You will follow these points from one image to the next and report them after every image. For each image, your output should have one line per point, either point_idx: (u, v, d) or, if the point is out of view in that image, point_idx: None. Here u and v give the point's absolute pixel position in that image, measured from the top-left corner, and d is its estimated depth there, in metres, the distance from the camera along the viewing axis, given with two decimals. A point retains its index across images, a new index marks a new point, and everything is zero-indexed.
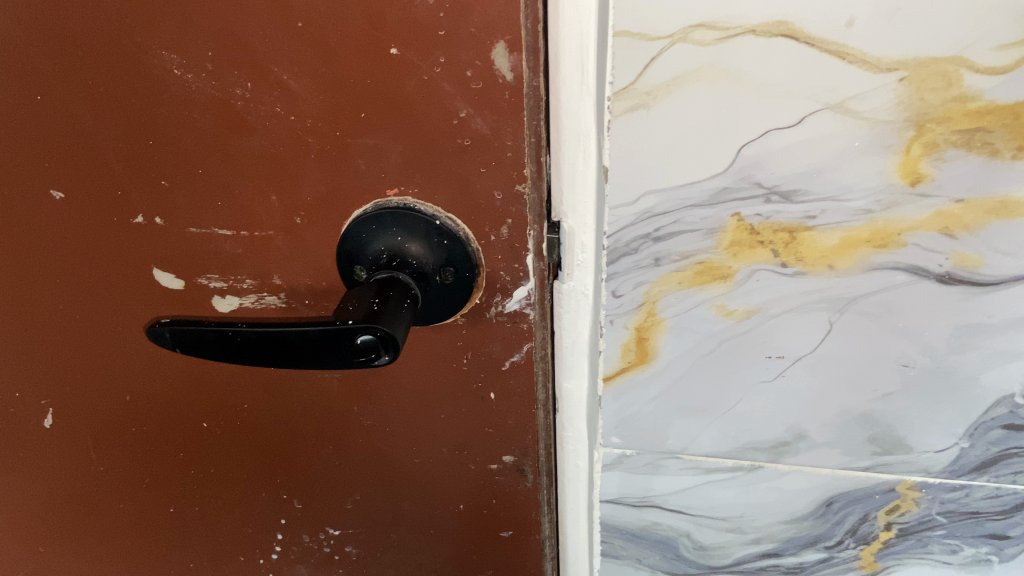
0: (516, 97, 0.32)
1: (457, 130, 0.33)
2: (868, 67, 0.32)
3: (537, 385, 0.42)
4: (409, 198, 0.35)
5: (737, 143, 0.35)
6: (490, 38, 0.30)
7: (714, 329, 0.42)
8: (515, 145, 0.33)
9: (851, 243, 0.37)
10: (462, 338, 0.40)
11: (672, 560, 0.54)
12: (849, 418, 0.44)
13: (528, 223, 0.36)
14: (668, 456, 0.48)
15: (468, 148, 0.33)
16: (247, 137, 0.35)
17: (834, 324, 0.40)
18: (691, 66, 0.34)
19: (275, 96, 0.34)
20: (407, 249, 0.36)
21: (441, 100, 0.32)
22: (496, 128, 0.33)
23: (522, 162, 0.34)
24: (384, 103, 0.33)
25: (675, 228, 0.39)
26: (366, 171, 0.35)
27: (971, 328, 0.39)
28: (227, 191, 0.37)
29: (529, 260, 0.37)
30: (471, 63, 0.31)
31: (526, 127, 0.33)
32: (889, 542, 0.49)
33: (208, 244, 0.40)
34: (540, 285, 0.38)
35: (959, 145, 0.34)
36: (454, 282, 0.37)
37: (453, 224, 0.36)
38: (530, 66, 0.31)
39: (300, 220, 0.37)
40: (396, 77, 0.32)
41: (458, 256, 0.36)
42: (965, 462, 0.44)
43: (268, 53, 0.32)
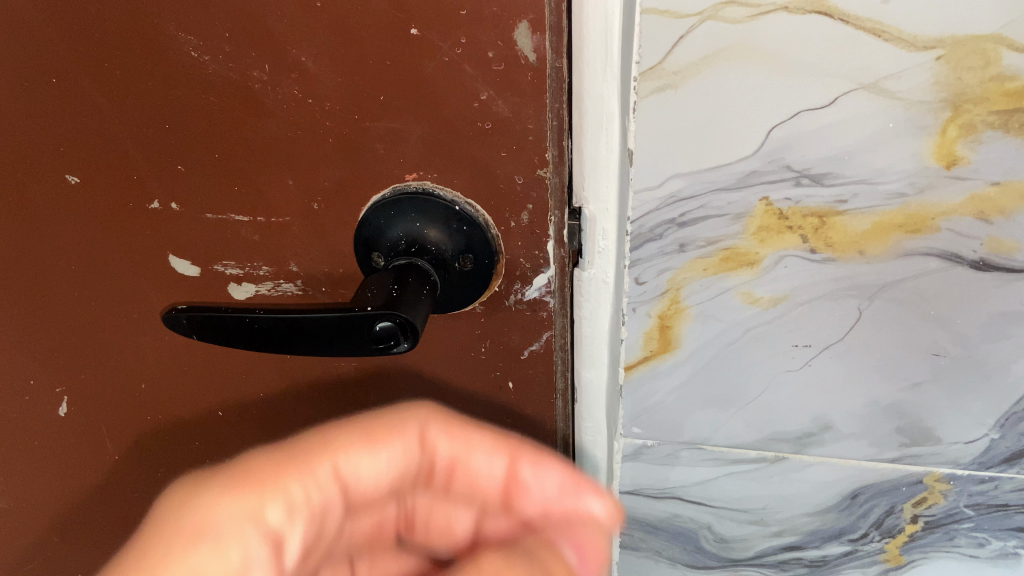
0: (539, 79, 0.31)
1: (478, 114, 0.32)
2: (904, 45, 0.32)
3: (556, 375, 0.41)
4: (428, 182, 0.35)
5: (766, 125, 0.35)
6: (514, 18, 0.29)
7: (740, 316, 0.41)
8: (537, 128, 0.32)
9: (882, 228, 0.36)
10: (482, 326, 0.39)
11: (692, 552, 0.54)
12: (876, 408, 0.43)
13: (549, 209, 0.35)
14: (690, 447, 0.47)
15: (490, 132, 0.33)
16: (264, 120, 0.35)
17: (863, 312, 0.39)
18: (720, 46, 0.33)
19: (293, 78, 0.33)
20: (426, 234, 0.35)
21: (463, 82, 0.31)
22: (519, 111, 0.32)
23: (544, 145, 0.33)
24: (404, 85, 0.32)
25: (701, 213, 0.38)
26: (386, 155, 0.34)
27: (1005, 316, 0.38)
28: (244, 176, 0.37)
29: (549, 246, 0.36)
30: (493, 43, 0.30)
31: (549, 109, 0.32)
32: (915, 535, 0.48)
33: (224, 230, 0.39)
34: (561, 271, 0.37)
35: (996, 127, 0.33)
36: (473, 269, 0.36)
37: (473, 209, 0.35)
38: (554, 47, 0.30)
39: (318, 206, 0.37)
40: (416, 59, 0.31)
41: (478, 243, 0.36)
42: (995, 454, 0.43)
43: (287, 33, 0.32)
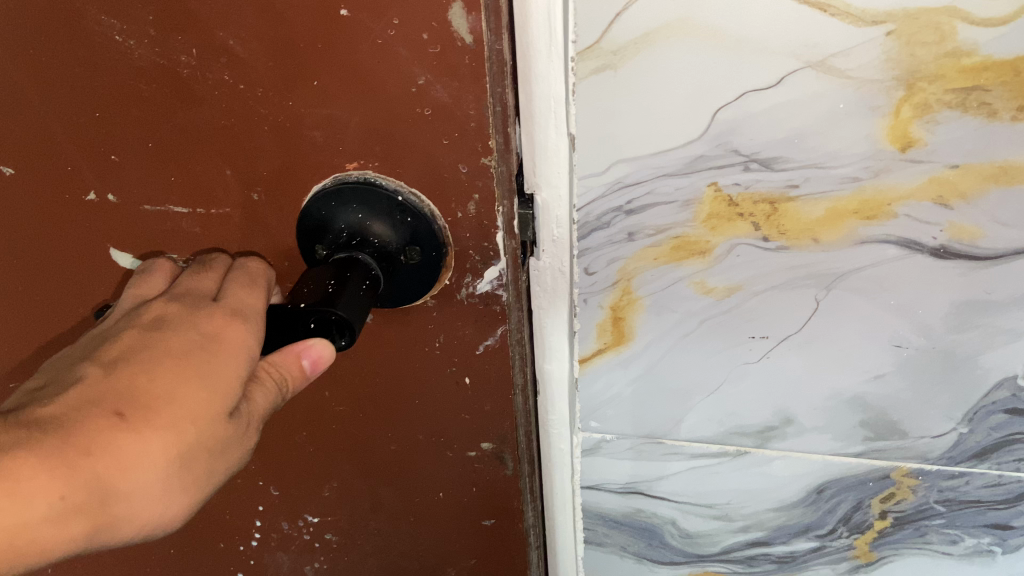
0: (478, 63, 0.26)
1: (422, 100, 0.27)
2: (852, 20, 0.29)
3: (514, 369, 0.36)
4: (370, 172, 0.29)
5: (713, 106, 0.33)
6: None
7: (694, 308, 0.39)
8: (480, 115, 0.27)
9: (837, 214, 0.35)
10: (433, 320, 0.34)
11: (657, 547, 0.52)
12: (840, 401, 0.41)
13: (497, 199, 0.29)
14: (649, 441, 0.46)
15: (433, 121, 0.27)
16: (196, 108, 0.29)
17: (822, 302, 0.38)
18: (661, 21, 0.31)
19: (222, 64, 0.28)
20: (371, 228, 0.30)
21: (401, 63, 0.26)
22: (461, 97, 0.26)
23: (488, 132, 0.27)
24: (339, 70, 0.27)
25: (649, 200, 0.36)
26: (324, 144, 0.29)
27: (974, 304, 0.36)
28: (181, 166, 0.31)
29: (500, 238, 0.31)
30: (427, 22, 0.25)
31: (491, 95, 0.27)
32: (884, 531, 0.47)
33: (165, 223, 0.33)
34: (516, 262, 0.32)
35: (954, 106, 0.31)
36: (422, 263, 0.31)
37: (418, 200, 0.29)
38: (492, 28, 0.25)
39: (258, 197, 0.31)
40: (349, 42, 0.26)
41: (425, 235, 0.30)
42: (965, 448, 0.42)
43: (212, 15, 0.27)
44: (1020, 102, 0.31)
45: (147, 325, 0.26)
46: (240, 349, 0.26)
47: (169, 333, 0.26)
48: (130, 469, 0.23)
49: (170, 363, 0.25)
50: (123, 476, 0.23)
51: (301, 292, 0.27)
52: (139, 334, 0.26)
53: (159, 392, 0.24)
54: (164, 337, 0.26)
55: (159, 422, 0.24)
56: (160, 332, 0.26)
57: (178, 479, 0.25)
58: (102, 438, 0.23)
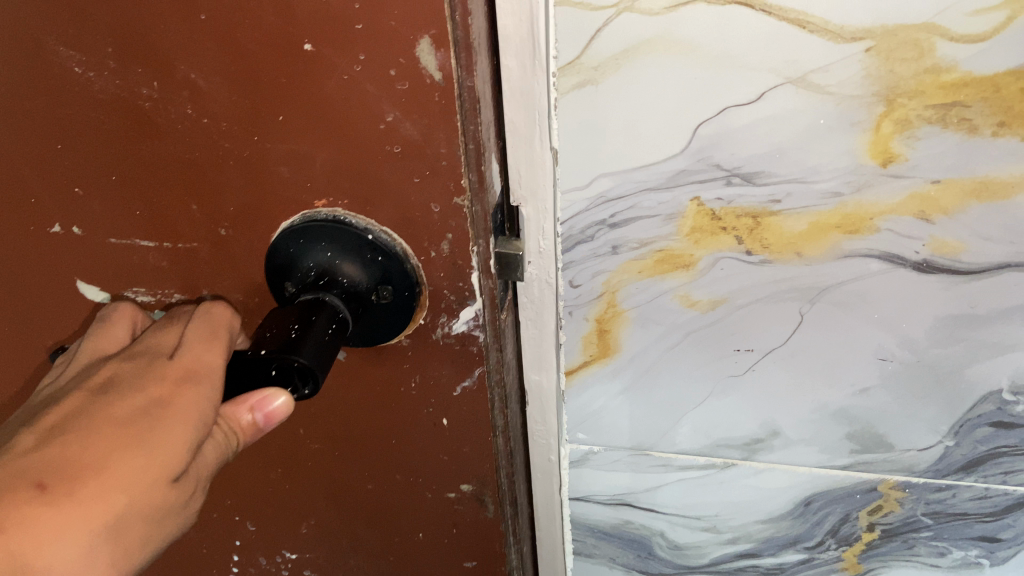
0: (448, 100, 0.25)
1: (392, 137, 0.26)
2: (831, 36, 0.30)
3: (493, 412, 0.35)
4: (340, 210, 0.29)
5: (693, 123, 0.33)
6: (414, 32, 0.24)
7: (678, 320, 0.39)
8: (451, 153, 0.26)
9: (820, 229, 0.35)
10: (409, 359, 0.34)
11: (646, 558, 0.52)
12: (826, 414, 0.41)
13: (471, 240, 0.29)
14: (636, 453, 0.46)
15: (400, 157, 0.27)
16: (161, 142, 0.29)
17: (806, 315, 0.38)
18: (641, 38, 0.31)
19: (185, 97, 0.28)
20: (341, 268, 0.30)
21: (368, 101, 0.26)
22: (430, 135, 0.26)
23: (460, 171, 0.27)
24: (305, 106, 0.26)
25: (632, 214, 0.36)
26: (291, 180, 0.29)
27: (958, 319, 0.37)
28: (147, 199, 0.31)
29: (475, 278, 0.30)
30: (394, 60, 0.24)
31: (463, 133, 0.26)
32: (873, 543, 0.47)
33: (132, 256, 0.33)
34: (491, 304, 0.32)
35: (934, 122, 0.31)
36: (393, 302, 0.31)
37: (389, 238, 0.29)
38: (463, 65, 0.25)
39: (226, 231, 0.31)
40: (312, 78, 0.26)
41: (397, 274, 0.30)
42: (951, 461, 0.42)
43: (172, 48, 0.26)
44: (1000, 118, 0.31)
45: (100, 387, 0.27)
46: (185, 415, 0.26)
47: (115, 400, 0.26)
48: (47, 543, 0.22)
49: (106, 433, 0.25)
50: (38, 553, 0.22)
51: (266, 337, 0.27)
52: (90, 395, 0.27)
53: (89, 462, 0.24)
54: (109, 403, 0.26)
55: (84, 493, 0.23)
56: (108, 396, 0.26)
57: (103, 553, 0.24)
58: (19, 511, 0.22)
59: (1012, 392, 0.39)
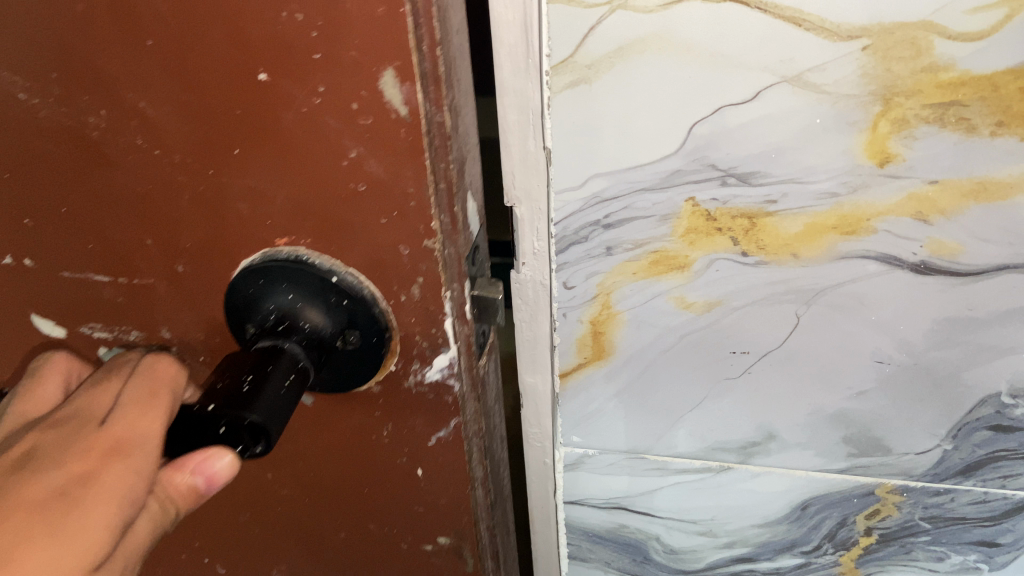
0: (415, 137, 0.24)
1: (358, 175, 0.25)
2: (827, 35, 0.29)
3: (472, 463, 0.34)
4: (302, 249, 0.28)
5: (687, 122, 0.32)
6: (376, 62, 0.22)
7: (673, 323, 0.39)
8: (419, 193, 0.25)
9: (816, 230, 0.34)
10: (380, 407, 0.33)
11: (642, 563, 0.52)
12: (822, 417, 0.41)
13: (443, 285, 0.28)
14: (632, 456, 0.45)
15: (366, 196, 0.26)
16: (111, 173, 0.28)
17: (802, 318, 0.37)
18: (635, 35, 0.30)
19: (134, 126, 0.27)
20: (303, 312, 0.29)
21: (329, 135, 0.24)
22: (395, 172, 0.25)
23: (430, 213, 0.26)
24: (261, 139, 0.25)
25: (626, 214, 0.35)
26: (250, 217, 0.28)
27: (956, 322, 0.36)
28: (100, 232, 0.31)
29: (448, 324, 0.29)
30: (358, 91, 0.23)
31: (433, 171, 0.25)
32: (870, 548, 0.47)
33: (89, 289, 0.33)
34: (467, 351, 0.30)
35: (932, 122, 0.31)
36: (360, 347, 0.30)
37: (354, 281, 0.28)
38: (430, 99, 0.23)
39: (183, 269, 0.31)
40: (267, 107, 0.24)
41: (363, 319, 0.29)
42: (949, 465, 0.42)
43: (119, 76, 0.26)
44: (998, 118, 0.30)
45: (18, 459, 0.25)
46: (110, 493, 0.25)
47: (31, 476, 0.24)
48: None
49: (20, 516, 0.23)
50: None
51: (217, 386, 0.27)
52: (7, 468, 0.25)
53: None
54: (24, 481, 0.24)
55: None
56: (24, 470, 0.25)
57: None
58: None
59: (1011, 395, 0.38)
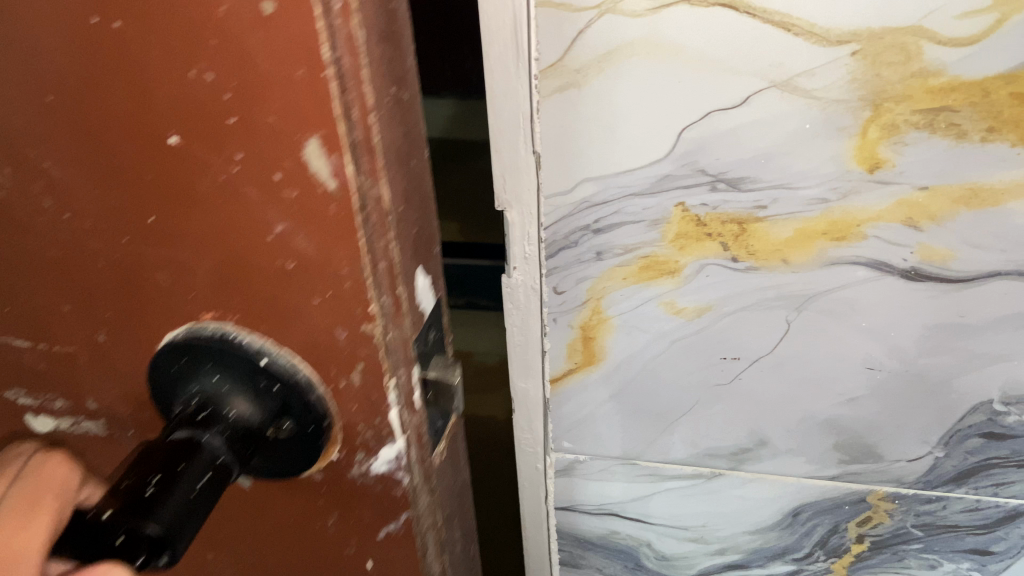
0: (346, 213, 0.21)
1: (284, 252, 0.23)
2: (816, 40, 0.29)
3: (425, 559, 0.31)
4: (228, 327, 0.25)
5: (677, 127, 0.32)
6: (299, 130, 0.20)
7: (663, 329, 0.39)
8: (354, 273, 0.23)
9: (806, 235, 0.34)
10: (324, 497, 0.30)
11: (633, 569, 0.52)
12: (813, 424, 0.41)
13: (386, 372, 0.25)
14: (623, 462, 0.45)
15: (296, 273, 0.23)
16: (25, 236, 0.26)
17: (792, 324, 0.37)
18: (624, 39, 0.30)
19: (44, 189, 0.25)
20: (230, 399, 0.26)
21: (252, 207, 0.22)
22: (326, 249, 0.22)
23: (366, 295, 0.23)
24: (179, 207, 0.23)
25: (616, 219, 0.35)
26: (173, 288, 0.25)
27: (947, 328, 0.36)
28: (19, 295, 0.28)
29: (394, 414, 0.27)
30: (279, 160, 0.21)
31: (368, 251, 0.22)
32: (862, 555, 0.46)
33: (10, 354, 0.31)
34: (416, 441, 0.28)
35: (922, 127, 0.30)
36: (294, 435, 0.27)
37: (285, 365, 0.26)
38: (363, 171, 0.21)
39: (105, 338, 0.28)
40: (183, 172, 0.22)
41: (295, 405, 0.26)
42: (942, 472, 0.41)
43: (24, 134, 0.23)
44: (989, 124, 0.30)
45: None
46: None
47: None
48: None
49: None
50: None
51: (121, 488, 0.25)
52: None
53: None
54: None
55: None
56: None
57: None
58: None
59: (1003, 403, 0.38)
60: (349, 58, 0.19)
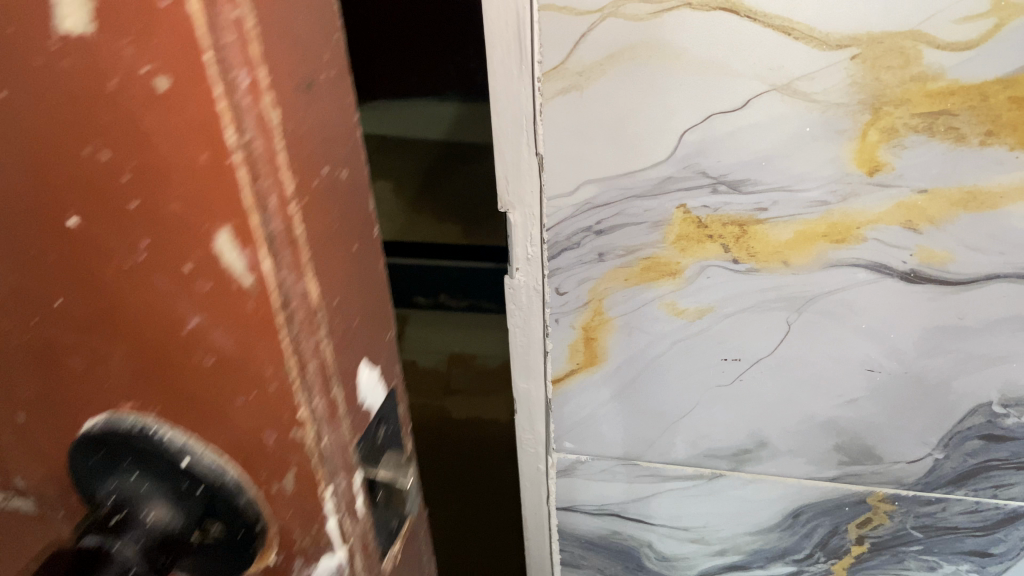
0: (264, 313, 0.17)
1: (192, 357, 0.18)
2: (817, 44, 0.29)
3: None
4: (143, 419, 0.20)
5: (678, 129, 0.32)
6: (206, 219, 0.16)
7: (665, 329, 0.39)
8: (281, 378, 0.18)
9: (806, 237, 0.34)
10: None
11: (634, 569, 0.52)
12: (813, 425, 0.41)
13: (321, 480, 0.20)
14: (625, 463, 0.45)
15: (216, 374, 0.18)
16: None
17: (793, 325, 0.37)
18: (625, 43, 0.30)
19: None
20: (147, 502, 0.21)
21: (156, 302, 0.18)
22: (247, 349, 0.18)
23: (295, 400, 0.19)
24: (81, 289, 0.18)
25: (618, 221, 0.36)
26: (84, 377, 0.20)
27: (946, 330, 0.36)
28: None
29: (333, 524, 0.21)
30: (185, 249, 0.16)
31: (294, 353, 0.18)
32: (862, 557, 0.47)
33: None
34: (359, 554, 0.23)
35: (921, 131, 0.31)
36: (226, 546, 0.21)
37: (216, 463, 0.20)
38: (288, 264, 0.17)
39: (20, 418, 0.22)
40: (84, 253, 0.17)
41: (227, 511, 0.21)
42: (941, 474, 0.42)
43: None
44: (987, 127, 0.30)
45: None
46: None
47: None
48: None
49: None
50: None
51: None
52: None
53: None
54: None
55: None
56: None
57: None
58: None
59: (1002, 405, 0.38)
60: (262, 137, 0.16)
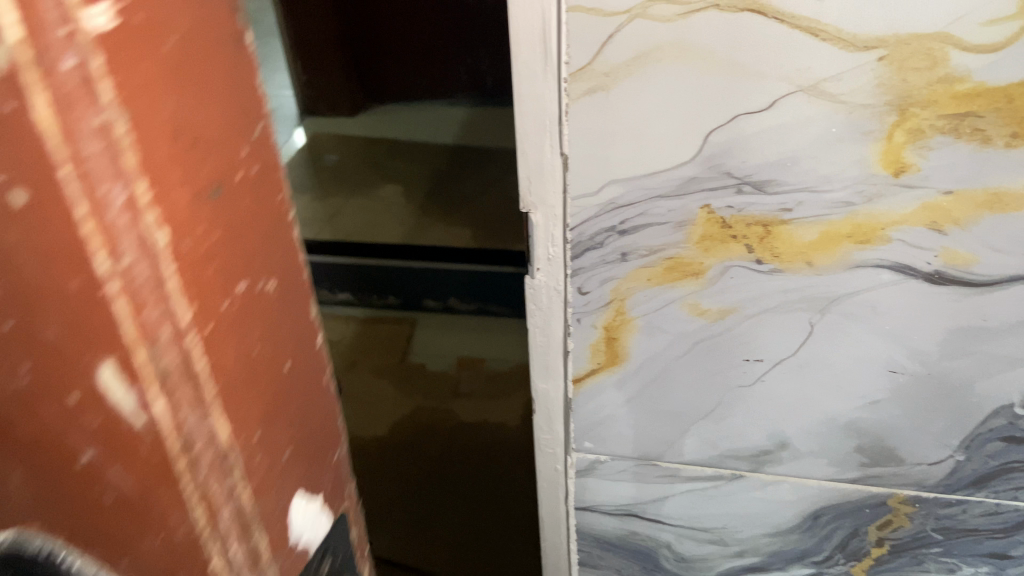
0: (159, 452, 0.17)
1: (89, 493, 0.15)
2: (844, 45, 0.30)
3: None
4: None
5: (704, 130, 0.33)
6: (82, 347, 0.15)
7: (686, 330, 0.39)
8: (186, 521, 0.18)
9: (831, 238, 0.35)
10: None
11: (652, 570, 0.52)
12: (834, 426, 0.41)
13: None
14: (644, 463, 0.46)
15: (111, 509, 0.16)
16: None
17: (815, 326, 0.37)
18: (652, 44, 0.31)
19: None
20: None
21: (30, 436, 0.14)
22: (146, 492, 0.16)
23: (203, 540, 0.18)
24: None
25: (641, 221, 0.36)
26: None
27: (968, 331, 0.36)
28: None
29: None
30: (63, 380, 0.14)
31: (197, 493, 0.18)
32: (881, 559, 0.46)
33: None
34: None
35: (947, 132, 0.31)
36: None
37: None
38: (189, 399, 0.17)
39: None
40: None
41: None
42: (961, 476, 0.41)
43: None
44: (1014, 129, 0.30)
45: None
46: None
47: None
48: None
49: None
50: None
51: None
52: None
53: None
54: None
55: None
56: None
57: None
58: None
59: None
60: (144, 260, 0.15)
